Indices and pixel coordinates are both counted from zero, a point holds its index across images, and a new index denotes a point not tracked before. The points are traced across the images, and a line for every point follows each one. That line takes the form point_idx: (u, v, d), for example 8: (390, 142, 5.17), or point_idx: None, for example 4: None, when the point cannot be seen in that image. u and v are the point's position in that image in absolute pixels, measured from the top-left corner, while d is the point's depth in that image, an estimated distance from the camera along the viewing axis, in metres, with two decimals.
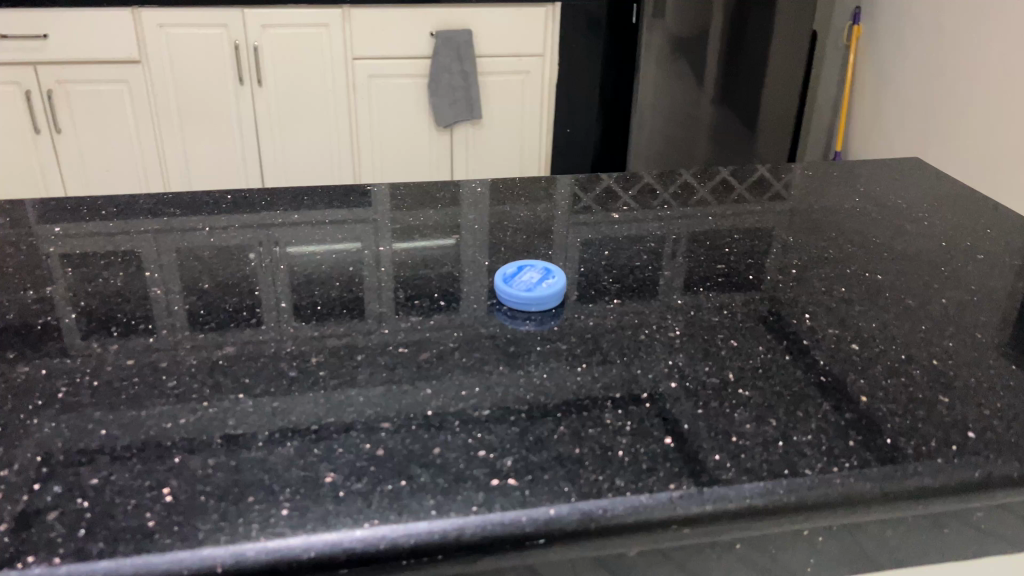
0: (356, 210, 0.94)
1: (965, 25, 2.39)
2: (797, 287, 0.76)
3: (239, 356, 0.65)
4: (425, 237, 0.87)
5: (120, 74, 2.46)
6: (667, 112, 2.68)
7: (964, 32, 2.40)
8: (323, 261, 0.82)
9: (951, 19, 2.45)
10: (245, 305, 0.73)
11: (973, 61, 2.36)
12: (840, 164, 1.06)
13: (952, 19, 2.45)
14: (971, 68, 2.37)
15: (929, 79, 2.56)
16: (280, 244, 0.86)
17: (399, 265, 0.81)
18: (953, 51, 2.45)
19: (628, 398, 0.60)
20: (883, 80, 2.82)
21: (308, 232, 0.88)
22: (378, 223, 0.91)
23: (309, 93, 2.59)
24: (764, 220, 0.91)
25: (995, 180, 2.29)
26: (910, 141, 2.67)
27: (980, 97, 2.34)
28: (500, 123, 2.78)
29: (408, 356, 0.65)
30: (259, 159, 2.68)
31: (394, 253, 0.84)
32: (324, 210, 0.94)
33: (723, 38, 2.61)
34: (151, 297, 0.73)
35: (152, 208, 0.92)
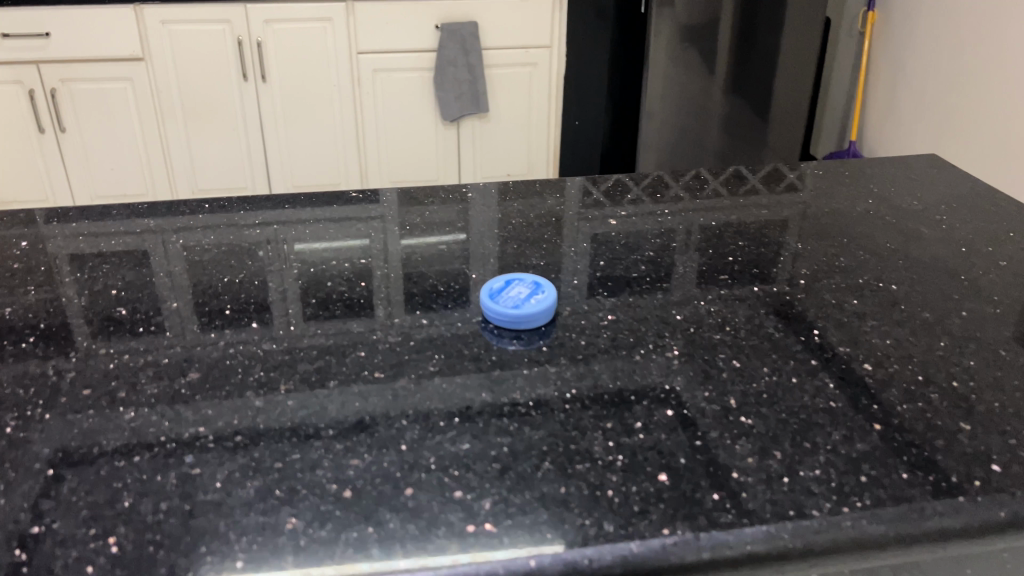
0: (341, 218, 0.89)
1: (980, 13, 2.32)
2: (805, 300, 0.71)
3: (204, 383, 0.60)
4: (426, 234, 0.86)
5: (124, 72, 2.42)
6: (675, 104, 2.62)
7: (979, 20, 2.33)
8: (321, 261, 0.80)
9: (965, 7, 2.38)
10: (214, 325, 0.68)
11: (987, 50, 2.30)
12: (850, 163, 1.00)
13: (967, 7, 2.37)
14: (985, 57, 2.31)
15: (943, 70, 2.49)
16: (286, 242, 0.84)
17: (391, 271, 0.78)
18: (967, 40, 2.38)
19: (620, 428, 0.56)
20: (896, 70, 2.75)
21: (294, 233, 0.85)
22: (364, 224, 0.88)
23: (314, 88, 2.55)
24: (771, 223, 0.85)
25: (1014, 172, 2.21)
26: (927, 133, 2.59)
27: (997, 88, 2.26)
28: (506, 117, 2.72)
29: (384, 382, 0.61)
30: (265, 157, 2.64)
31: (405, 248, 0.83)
32: (306, 218, 0.89)
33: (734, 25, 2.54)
34: (116, 318, 0.69)
35: (128, 219, 0.87)
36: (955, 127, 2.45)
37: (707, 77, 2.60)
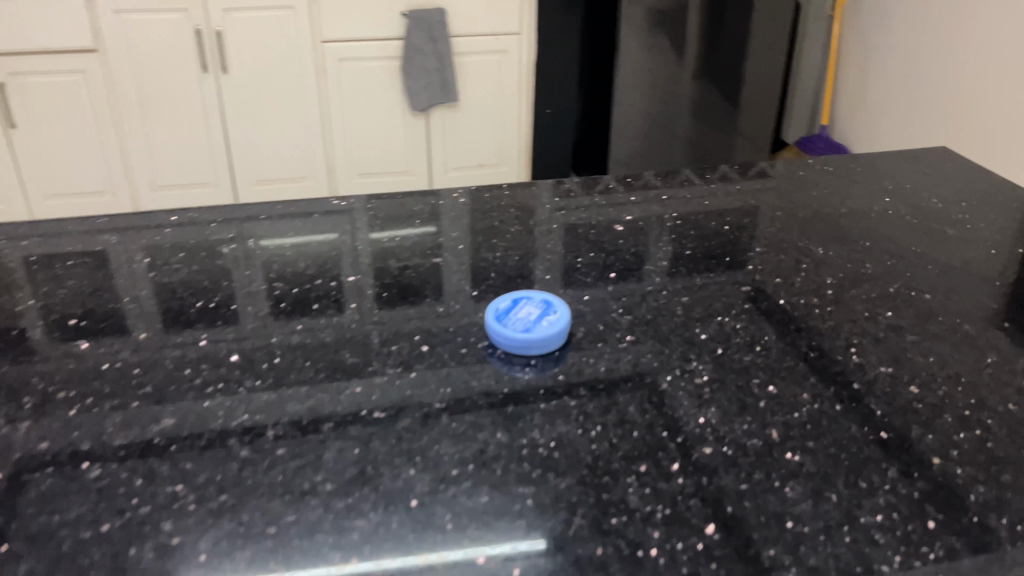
0: (317, 220, 0.82)
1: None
2: (836, 313, 0.65)
3: (179, 432, 0.53)
4: (401, 225, 0.82)
5: (77, 64, 2.30)
6: (647, 90, 2.55)
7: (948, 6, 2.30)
8: (295, 254, 0.76)
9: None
10: (187, 358, 0.60)
11: (961, 25, 2.25)
12: (859, 157, 0.95)
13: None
14: (953, 41, 2.29)
15: (917, 52, 2.44)
16: (252, 238, 0.79)
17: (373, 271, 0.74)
18: (939, 20, 2.34)
19: (656, 472, 0.50)
20: (866, 56, 2.70)
21: (265, 228, 0.80)
22: (337, 215, 0.83)
23: (277, 79, 2.44)
24: (786, 224, 0.79)
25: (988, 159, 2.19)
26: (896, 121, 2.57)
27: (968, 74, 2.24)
28: (478, 105, 2.64)
29: (385, 425, 0.54)
30: (228, 152, 2.54)
31: (375, 241, 0.79)
32: (278, 218, 0.83)
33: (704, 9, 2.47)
34: (75, 354, 0.61)
35: (84, 234, 0.79)
36: (936, 106, 2.39)
37: (677, 63, 2.53)
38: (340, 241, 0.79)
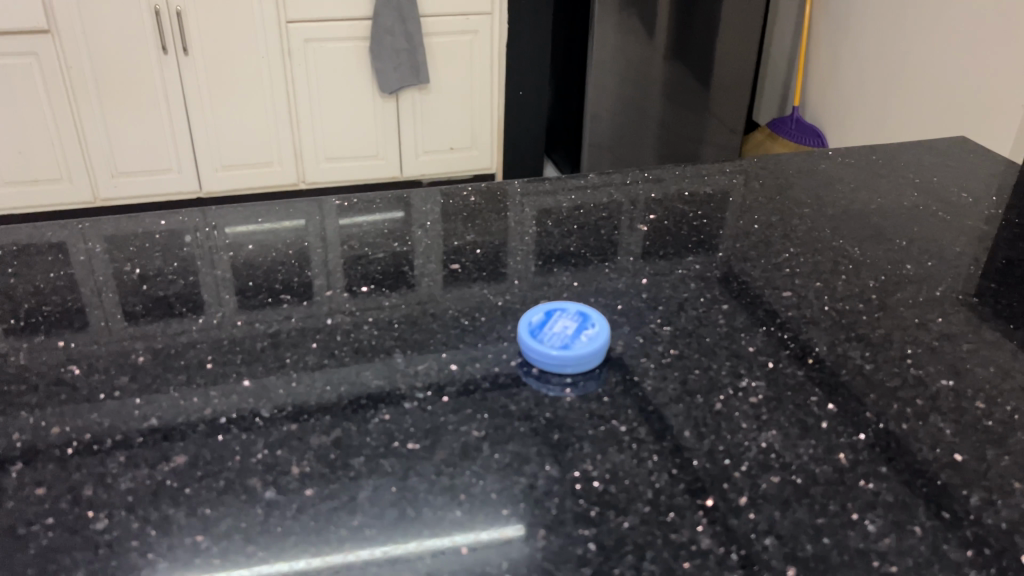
0: (285, 206, 0.79)
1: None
2: (885, 320, 0.62)
3: (194, 472, 0.48)
4: (369, 211, 0.79)
5: (28, 46, 2.18)
6: (619, 69, 2.43)
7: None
8: (264, 240, 0.73)
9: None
10: (193, 386, 0.54)
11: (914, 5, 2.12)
12: (878, 149, 0.92)
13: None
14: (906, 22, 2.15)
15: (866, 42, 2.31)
16: (216, 225, 0.75)
17: (345, 259, 0.71)
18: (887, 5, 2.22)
19: (724, 506, 0.46)
20: (820, 58, 2.53)
21: (231, 217, 0.76)
22: (306, 203, 0.80)
23: (240, 61, 2.35)
24: (817, 224, 0.75)
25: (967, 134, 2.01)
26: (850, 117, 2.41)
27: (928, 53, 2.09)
28: (451, 89, 2.56)
29: (423, 459, 0.49)
30: (190, 135, 2.43)
31: (342, 228, 0.76)
32: (257, 208, 0.78)
33: None
34: (66, 381, 0.54)
35: (63, 239, 0.71)
36: (924, 100, 2.12)
37: (648, 42, 2.41)
38: (309, 228, 0.76)
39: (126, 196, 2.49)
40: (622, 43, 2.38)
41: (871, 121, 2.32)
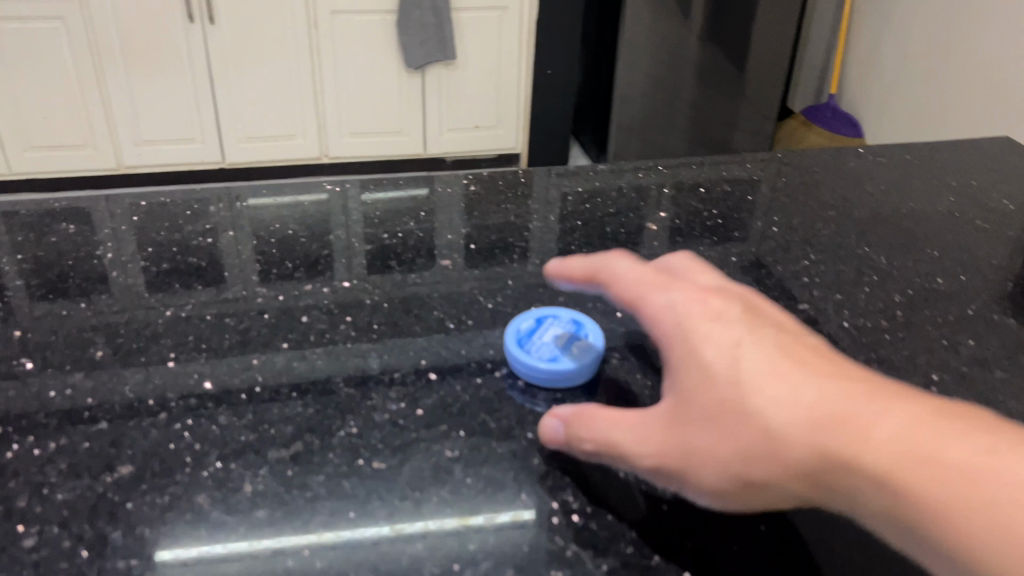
0: (306, 184, 0.78)
1: None
2: (910, 338, 0.56)
3: (138, 485, 0.44)
4: (392, 187, 0.78)
5: (54, 9, 2.11)
6: (653, 53, 2.32)
7: None
8: (287, 214, 0.72)
9: None
10: (151, 385, 0.50)
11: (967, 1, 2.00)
12: (915, 147, 0.85)
13: None
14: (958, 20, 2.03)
15: (915, 41, 2.19)
16: (240, 199, 0.74)
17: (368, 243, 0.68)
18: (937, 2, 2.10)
19: (713, 548, 0.42)
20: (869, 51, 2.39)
21: (254, 191, 0.76)
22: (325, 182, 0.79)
23: (268, 32, 2.25)
24: (842, 228, 0.70)
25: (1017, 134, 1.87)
26: (897, 119, 2.28)
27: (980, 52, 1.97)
28: (477, 66, 2.44)
29: (388, 480, 0.45)
30: (214, 104, 2.34)
31: (368, 204, 0.75)
32: (270, 187, 0.77)
33: None
34: (16, 375, 0.51)
35: (36, 219, 0.68)
36: (982, 91, 1.97)
37: (683, 24, 2.28)
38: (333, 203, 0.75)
39: (150, 166, 2.41)
40: (657, 24, 2.26)
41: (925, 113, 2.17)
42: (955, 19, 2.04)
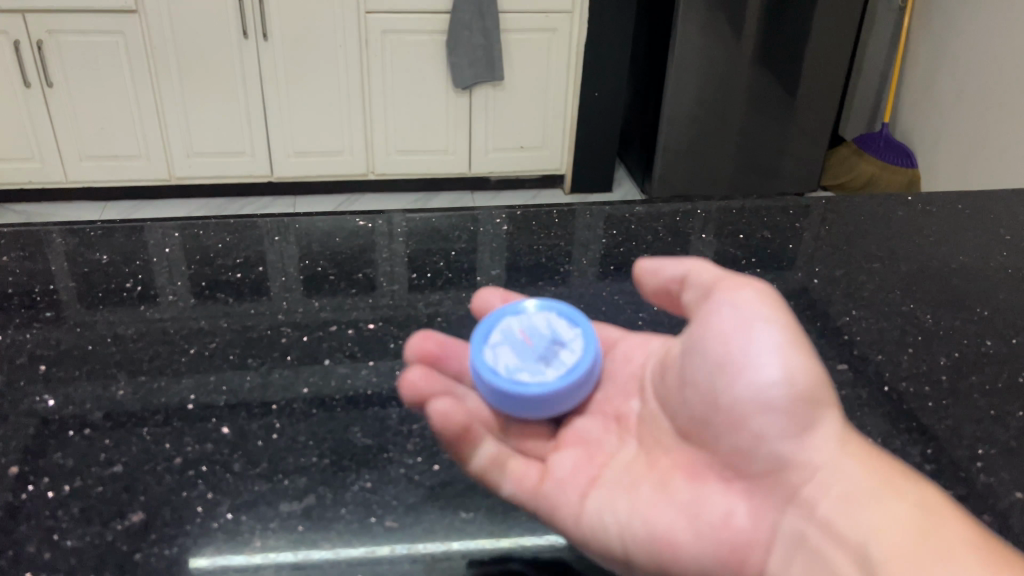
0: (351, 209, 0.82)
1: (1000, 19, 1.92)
2: (955, 406, 0.53)
3: (147, 534, 0.43)
4: (431, 211, 0.81)
5: (115, 24, 2.15)
6: (704, 73, 2.22)
7: (999, 26, 1.93)
8: (327, 231, 0.77)
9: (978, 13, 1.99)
10: (168, 428, 0.50)
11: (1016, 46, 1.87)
12: (970, 197, 0.82)
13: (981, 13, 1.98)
14: (1007, 64, 1.90)
15: (960, 79, 2.06)
16: (285, 216, 0.79)
17: (397, 273, 0.70)
18: (984, 42, 1.97)
19: None
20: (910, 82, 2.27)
21: (298, 215, 0.79)
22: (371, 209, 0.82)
23: (318, 49, 2.25)
24: (886, 281, 0.67)
25: None
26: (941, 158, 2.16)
27: None
28: (524, 88, 2.41)
29: (400, 539, 0.43)
30: (265, 118, 2.36)
31: (404, 220, 0.79)
32: (312, 214, 0.80)
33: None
34: (38, 413, 0.51)
35: (76, 253, 0.71)
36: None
37: (735, 45, 2.18)
38: (371, 224, 0.78)
39: (199, 176, 2.44)
40: (706, 49, 2.18)
41: (959, 147, 2.08)
42: (1003, 63, 1.91)
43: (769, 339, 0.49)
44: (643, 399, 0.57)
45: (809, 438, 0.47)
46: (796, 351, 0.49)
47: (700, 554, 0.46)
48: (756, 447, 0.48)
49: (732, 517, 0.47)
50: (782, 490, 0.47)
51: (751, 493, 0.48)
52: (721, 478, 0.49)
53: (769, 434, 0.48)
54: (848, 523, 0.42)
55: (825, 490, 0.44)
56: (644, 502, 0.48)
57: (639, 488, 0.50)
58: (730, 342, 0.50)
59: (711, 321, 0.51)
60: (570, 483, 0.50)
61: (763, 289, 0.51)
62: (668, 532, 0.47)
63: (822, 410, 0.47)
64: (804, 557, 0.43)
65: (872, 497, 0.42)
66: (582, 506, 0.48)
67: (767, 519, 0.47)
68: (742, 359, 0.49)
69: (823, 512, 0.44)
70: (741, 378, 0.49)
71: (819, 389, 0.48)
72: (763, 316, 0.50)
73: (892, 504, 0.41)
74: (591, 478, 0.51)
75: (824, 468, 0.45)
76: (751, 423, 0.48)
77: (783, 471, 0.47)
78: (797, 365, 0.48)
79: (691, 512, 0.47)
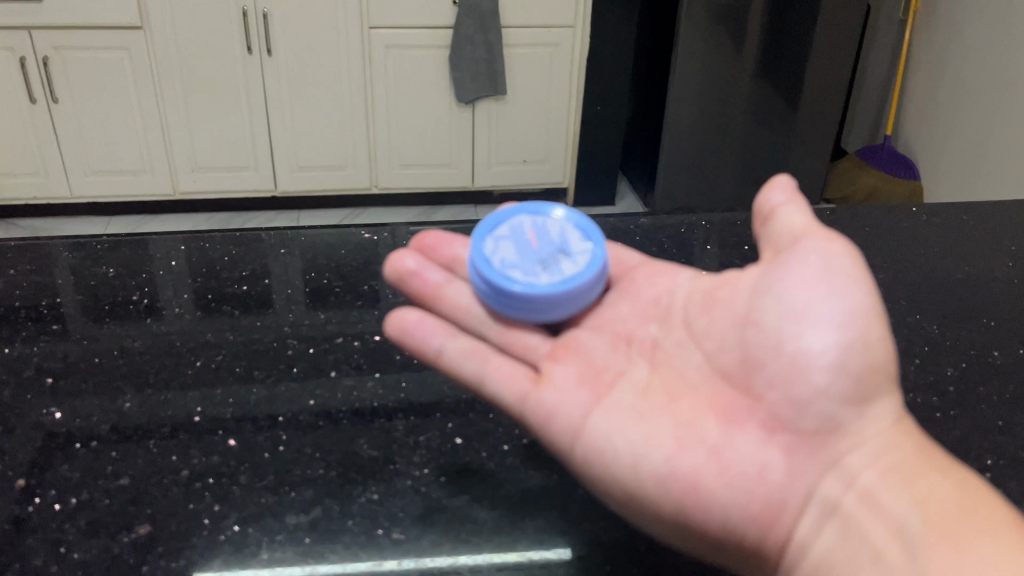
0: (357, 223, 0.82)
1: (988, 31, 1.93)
2: (963, 417, 0.53)
3: (154, 546, 0.43)
4: (437, 224, 0.81)
5: (121, 41, 2.17)
6: (707, 86, 2.22)
7: (988, 38, 1.93)
8: (333, 244, 0.77)
9: (970, 25, 1.99)
10: (174, 441, 0.50)
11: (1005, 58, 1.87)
12: (975, 209, 0.82)
13: (972, 25, 1.99)
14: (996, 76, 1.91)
15: (954, 90, 2.06)
16: (290, 230, 0.79)
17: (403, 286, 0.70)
18: (976, 54, 1.98)
19: None
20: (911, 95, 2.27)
21: (304, 228, 0.79)
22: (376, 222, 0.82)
23: (322, 67, 2.27)
24: (892, 293, 0.67)
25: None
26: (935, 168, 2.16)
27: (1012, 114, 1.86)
28: (527, 102, 2.41)
29: (407, 552, 0.43)
30: (269, 133, 2.37)
31: (410, 233, 0.79)
32: (318, 228, 0.80)
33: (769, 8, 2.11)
34: (45, 426, 0.51)
35: (82, 266, 0.71)
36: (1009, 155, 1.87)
37: (737, 58, 2.18)
38: (377, 237, 0.78)
39: (203, 191, 2.45)
40: (708, 62, 2.18)
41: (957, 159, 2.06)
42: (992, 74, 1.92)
43: (844, 300, 0.51)
44: (661, 325, 0.62)
45: (863, 405, 0.49)
46: (873, 316, 0.51)
47: (730, 498, 0.47)
48: (809, 404, 0.50)
49: (768, 468, 0.48)
50: (824, 453, 0.49)
51: (791, 447, 0.49)
52: (760, 426, 0.51)
53: (824, 394, 0.50)
54: (890, 496, 0.45)
55: (869, 461, 0.48)
56: (675, 438, 0.50)
57: (666, 420, 0.52)
58: (808, 292, 0.52)
59: (796, 256, 0.53)
60: (572, 398, 0.53)
61: (846, 240, 0.54)
62: (697, 471, 0.48)
63: (883, 378, 0.50)
64: (837, 520, 0.46)
65: (919, 478, 0.45)
66: (585, 421, 0.52)
67: (804, 477, 0.48)
68: (815, 316, 0.51)
69: (864, 482, 0.47)
70: (806, 336, 0.51)
71: (885, 354, 0.50)
72: (849, 274, 0.52)
73: (940, 485, 0.44)
74: (596, 395, 0.54)
75: (871, 439, 0.48)
76: (810, 379, 0.50)
77: (828, 432, 0.49)
78: (870, 329, 0.50)
79: (723, 455, 0.49)
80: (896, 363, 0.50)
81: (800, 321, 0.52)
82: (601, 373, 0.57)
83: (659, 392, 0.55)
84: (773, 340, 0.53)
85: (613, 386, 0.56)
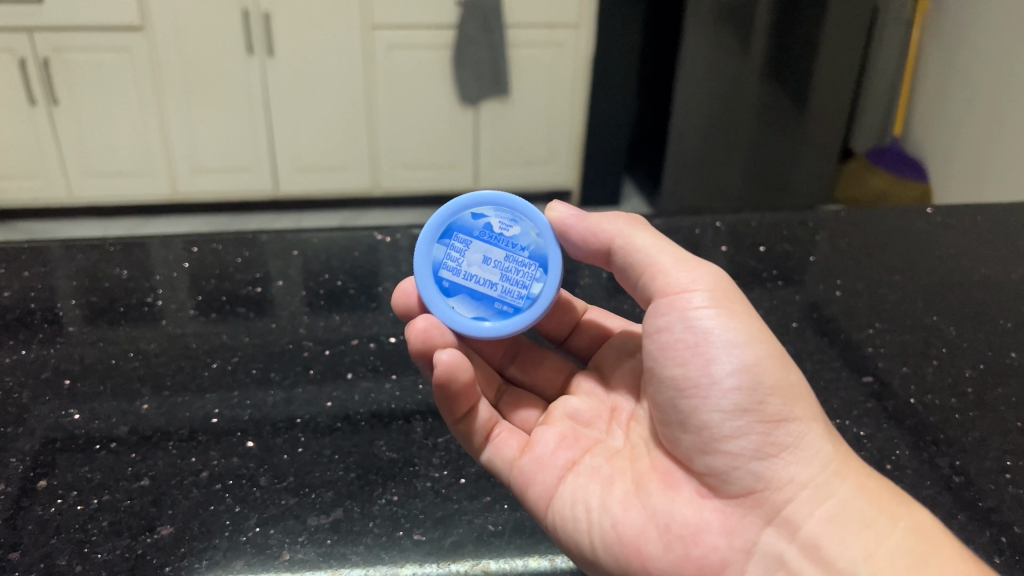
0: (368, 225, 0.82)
1: (962, 28, 1.96)
2: (985, 418, 0.53)
3: (177, 547, 0.43)
4: None
5: (120, 41, 2.17)
6: (711, 86, 2.22)
7: (961, 35, 1.97)
8: (343, 246, 0.77)
9: (949, 23, 2.02)
10: (194, 443, 0.50)
11: (973, 53, 1.91)
12: (988, 210, 0.82)
13: (951, 23, 2.02)
14: (964, 71, 1.95)
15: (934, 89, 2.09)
16: (300, 233, 0.79)
17: None
18: (952, 51, 2.01)
19: None
20: None
21: (314, 232, 0.79)
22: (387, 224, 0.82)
23: (325, 68, 2.26)
24: (908, 294, 0.68)
25: (995, 185, 1.82)
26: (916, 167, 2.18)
27: (976, 107, 1.89)
28: (531, 102, 2.41)
29: (428, 555, 0.43)
30: (271, 135, 2.36)
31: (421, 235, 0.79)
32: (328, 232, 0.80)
33: (774, 7, 2.11)
34: (64, 427, 0.51)
35: (94, 268, 0.72)
36: (975, 146, 1.90)
37: (743, 56, 2.18)
38: (389, 239, 0.78)
39: (205, 193, 2.44)
40: (714, 59, 2.18)
41: (949, 156, 2.01)
42: (963, 70, 1.95)
43: (728, 363, 0.48)
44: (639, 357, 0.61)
45: (785, 459, 0.46)
46: (769, 372, 0.47)
47: (669, 561, 0.45)
48: (730, 467, 0.46)
49: (704, 530, 0.45)
50: (760, 508, 0.45)
51: (726, 507, 0.46)
52: (695, 489, 0.48)
53: (743, 455, 0.46)
54: (839, 552, 0.43)
55: (809, 512, 0.44)
56: (619, 505, 0.48)
57: (615, 487, 0.50)
58: (687, 365, 0.49)
59: (660, 334, 0.50)
60: (549, 463, 0.51)
61: (712, 282, 0.50)
62: (640, 535, 0.46)
63: (793, 433, 0.46)
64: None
65: (864, 527, 0.43)
66: (556, 489, 0.49)
67: (744, 534, 0.45)
68: (710, 384, 0.48)
69: (807, 533, 0.44)
70: (704, 405, 0.48)
71: (789, 410, 0.46)
72: (723, 337, 0.48)
73: (888, 532, 0.42)
74: (570, 460, 0.53)
75: (802, 490, 0.45)
76: (723, 446, 0.47)
77: (760, 490, 0.46)
78: (763, 388, 0.47)
79: (663, 517, 0.46)
80: (808, 412, 0.47)
81: (697, 394, 0.48)
82: (576, 437, 0.56)
83: (624, 456, 0.54)
84: (675, 409, 0.50)
85: (586, 450, 0.54)
